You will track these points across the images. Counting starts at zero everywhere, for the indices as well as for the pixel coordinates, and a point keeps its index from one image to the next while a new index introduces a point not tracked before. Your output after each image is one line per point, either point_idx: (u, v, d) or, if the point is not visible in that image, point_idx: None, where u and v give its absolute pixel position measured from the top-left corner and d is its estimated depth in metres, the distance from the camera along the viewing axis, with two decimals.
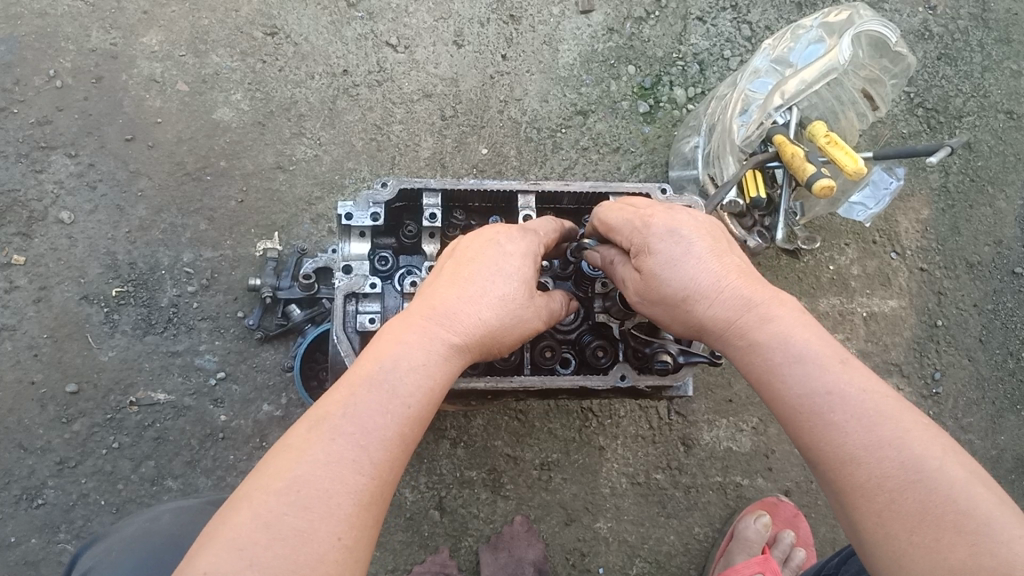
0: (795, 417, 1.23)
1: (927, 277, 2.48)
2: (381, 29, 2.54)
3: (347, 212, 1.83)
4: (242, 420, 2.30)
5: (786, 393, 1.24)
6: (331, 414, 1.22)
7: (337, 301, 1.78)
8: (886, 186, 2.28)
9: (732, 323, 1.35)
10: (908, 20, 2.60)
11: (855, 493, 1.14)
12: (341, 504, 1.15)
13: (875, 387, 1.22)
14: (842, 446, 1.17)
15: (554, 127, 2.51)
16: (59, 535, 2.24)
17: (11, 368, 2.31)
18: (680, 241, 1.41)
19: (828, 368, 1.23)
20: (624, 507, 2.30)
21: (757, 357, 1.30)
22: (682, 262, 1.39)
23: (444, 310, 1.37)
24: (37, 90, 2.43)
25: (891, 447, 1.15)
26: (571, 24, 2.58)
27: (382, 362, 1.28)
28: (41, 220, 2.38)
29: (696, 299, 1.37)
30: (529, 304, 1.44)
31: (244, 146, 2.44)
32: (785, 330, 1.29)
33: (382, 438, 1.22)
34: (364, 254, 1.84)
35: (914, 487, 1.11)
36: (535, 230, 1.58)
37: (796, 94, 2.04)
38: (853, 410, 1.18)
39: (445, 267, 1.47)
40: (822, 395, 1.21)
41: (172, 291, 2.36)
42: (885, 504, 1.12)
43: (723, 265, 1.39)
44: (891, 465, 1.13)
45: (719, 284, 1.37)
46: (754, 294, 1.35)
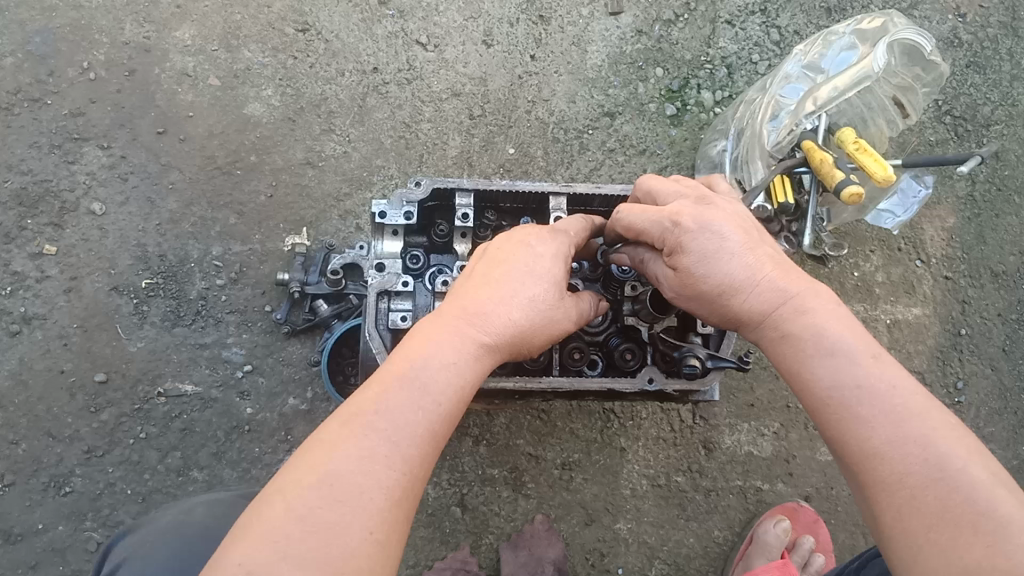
0: (823, 409, 1.25)
1: (952, 285, 2.48)
2: (411, 27, 2.55)
3: (381, 210, 1.85)
4: (268, 413, 2.33)
5: (815, 386, 1.26)
6: (364, 411, 1.23)
7: (370, 298, 1.79)
8: (914, 194, 2.29)
9: (767, 315, 1.36)
10: (938, 27, 2.60)
11: (877, 488, 1.16)
12: (373, 499, 1.16)
13: (905, 384, 1.22)
14: (865, 440, 1.18)
15: (581, 128, 2.51)
16: (86, 523, 2.27)
17: (41, 357, 2.34)
18: (714, 234, 1.39)
19: (858, 361, 1.25)
20: (644, 509, 2.31)
21: (789, 348, 1.32)
22: (716, 255, 1.38)
23: (478, 310, 1.39)
24: (70, 82, 2.45)
25: (915, 443, 1.15)
26: (600, 26, 2.58)
27: (416, 360, 1.30)
28: (72, 211, 2.40)
29: (730, 293, 1.38)
30: (560, 304, 1.46)
31: (274, 141, 2.46)
32: (818, 323, 1.31)
33: (413, 434, 1.23)
34: (396, 253, 1.87)
35: (935, 485, 1.12)
36: (565, 230, 1.59)
37: (829, 101, 2.06)
38: (881, 405, 1.20)
39: (478, 267, 1.48)
40: (851, 388, 1.22)
41: (200, 284, 2.38)
42: (905, 500, 1.13)
43: (757, 256, 1.39)
44: (913, 462, 1.14)
45: (754, 278, 1.37)
46: (789, 286, 1.36)
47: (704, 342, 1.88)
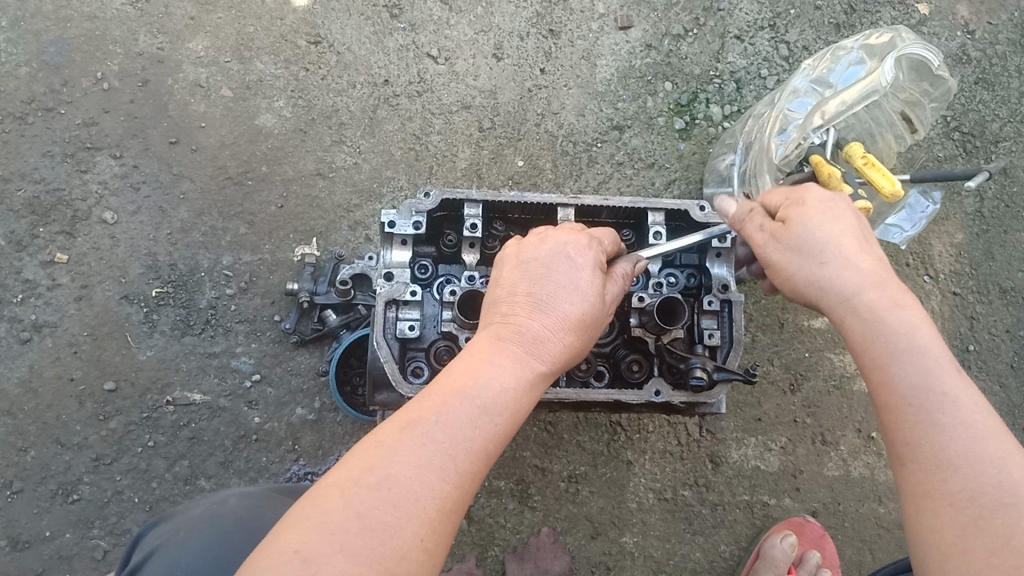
0: (900, 405, 1.22)
1: (960, 301, 2.48)
2: (423, 40, 2.57)
3: (390, 220, 1.85)
4: (275, 423, 2.33)
5: (898, 385, 1.23)
6: (424, 418, 1.23)
7: (378, 306, 1.81)
8: (922, 210, 2.28)
9: (860, 298, 1.32)
10: (946, 43, 2.61)
11: (942, 501, 1.14)
12: (426, 506, 1.15)
13: (987, 406, 1.20)
14: (942, 450, 1.16)
15: (590, 142, 2.52)
16: (93, 531, 2.28)
17: (51, 364, 2.35)
18: (830, 217, 1.40)
19: (948, 370, 1.22)
20: (651, 522, 2.31)
21: (875, 338, 1.28)
22: (835, 229, 1.39)
23: (521, 339, 1.40)
24: (84, 92, 2.48)
25: (990, 463, 1.13)
26: (610, 40, 2.60)
27: (469, 379, 1.31)
28: (84, 220, 2.42)
29: (831, 265, 1.36)
30: (594, 328, 1.48)
31: (285, 152, 2.48)
32: (913, 321, 1.27)
33: (468, 448, 1.23)
34: (405, 262, 1.87)
35: (1004, 509, 1.09)
36: (601, 246, 1.57)
37: (836, 115, 2.06)
38: (963, 419, 1.17)
39: (519, 288, 1.48)
40: (939, 394, 1.20)
41: (210, 294, 2.40)
42: (971, 521, 1.10)
43: (862, 252, 1.37)
44: (985, 482, 1.12)
45: (855, 266, 1.35)
46: (885, 283, 1.34)
47: (711, 355, 1.88)
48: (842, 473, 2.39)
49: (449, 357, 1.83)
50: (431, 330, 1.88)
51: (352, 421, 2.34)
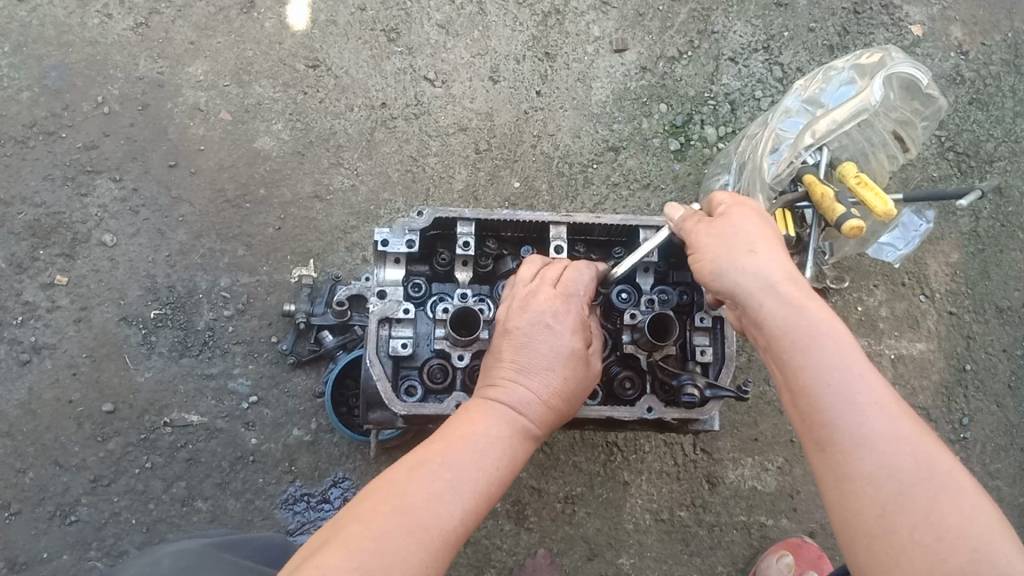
0: (814, 392, 1.23)
1: (956, 320, 2.47)
2: (420, 63, 2.60)
3: (384, 238, 1.87)
4: (272, 444, 2.34)
5: (813, 370, 1.24)
6: (433, 460, 1.33)
7: (371, 325, 1.83)
8: (916, 228, 2.29)
9: (772, 293, 1.36)
10: (940, 64, 2.63)
11: (861, 480, 1.14)
12: (436, 538, 1.22)
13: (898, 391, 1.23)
14: (858, 427, 1.17)
15: (586, 163, 2.54)
16: (90, 552, 2.28)
17: (49, 386, 2.36)
18: (754, 220, 1.50)
19: (859, 358, 1.24)
20: (647, 543, 2.30)
21: (789, 330, 1.30)
22: (751, 230, 1.47)
23: (511, 397, 1.52)
24: (85, 116, 2.51)
25: (905, 440, 1.15)
26: (605, 63, 2.62)
27: (469, 433, 1.41)
28: (84, 242, 2.44)
29: (747, 257, 1.42)
30: (582, 382, 1.60)
31: (283, 175, 2.50)
32: (822, 314, 1.31)
33: (475, 492, 1.33)
34: (398, 280, 1.89)
35: (922, 483, 1.11)
36: (579, 302, 1.66)
37: (827, 134, 2.07)
38: (877, 398, 1.19)
39: (505, 347, 1.59)
40: (852, 375, 1.22)
41: (208, 315, 2.41)
42: (890, 496, 1.12)
43: (781, 252, 1.44)
44: (903, 459, 1.14)
45: (771, 259, 1.41)
46: (798, 281, 1.38)
47: (702, 371, 1.91)
48: None
49: (441, 375, 1.86)
50: (425, 348, 1.91)
51: (349, 442, 2.35)
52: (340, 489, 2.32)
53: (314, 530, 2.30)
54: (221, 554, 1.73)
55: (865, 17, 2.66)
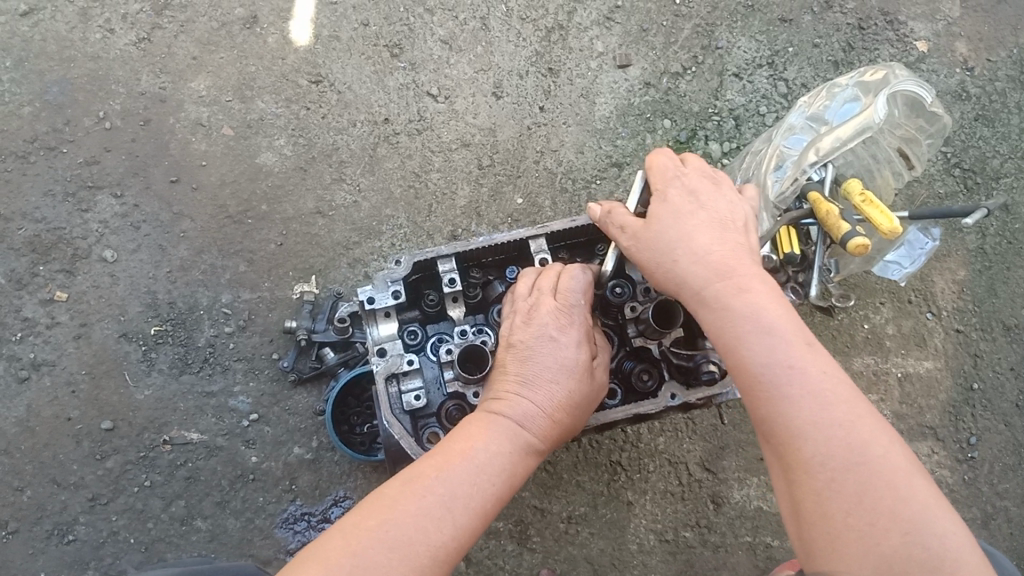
0: (751, 386, 1.24)
1: (963, 338, 2.45)
2: (423, 79, 2.59)
3: (368, 296, 1.85)
4: (272, 462, 2.31)
5: (749, 362, 1.25)
6: (426, 476, 1.31)
7: (379, 385, 1.80)
8: (921, 246, 2.25)
9: (708, 284, 1.35)
10: (946, 80, 2.62)
11: (801, 469, 1.17)
12: (423, 554, 1.21)
13: (835, 371, 1.24)
14: (790, 415, 1.19)
15: (589, 179, 2.52)
16: (88, 572, 2.26)
17: (48, 403, 2.34)
18: (696, 202, 1.48)
19: (793, 345, 1.24)
20: (652, 564, 2.28)
21: (725, 324, 1.30)
22: (691, 215, 1.45)
23: (514, 410, 1.49)
24: (86, 131, 2.50)
25: (838, 426, 1.17)
26: (609, 78, 2.61)
27: (467, 446, 1.39)
28: (84, 258, 2.43)
29: (686, 250, 1.41)
30: (588, 393, 1.57)
31: (285, 191, 2.49)
32: (755, 303, 1.30)
33: (469, 502, 1.31)
34: (393, 333, 1.86)
35: (857, 471, 1.14)
36: (583, 312, 1.64)
37: (831, 151, 2.06)
38: (811, 387, 1.20)
39: (508, 362, 1.58)
40: (783, 367, 1.22)
41: (209, 332, 2.39)
42: (826, 487, 1.14)
43: (727, 235, 1.43)
44: (837, 445, 1.16)
45: (711, 247, 1.40)
46: (735, 264, 1.37)
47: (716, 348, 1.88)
48: None
49: (462, 415, 1.84)
50: (437, 393, 1.90)
51: (349, 461, 2.32)
52: (341, 509, 2.30)
53: None
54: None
55: (870, 33, 2.65)
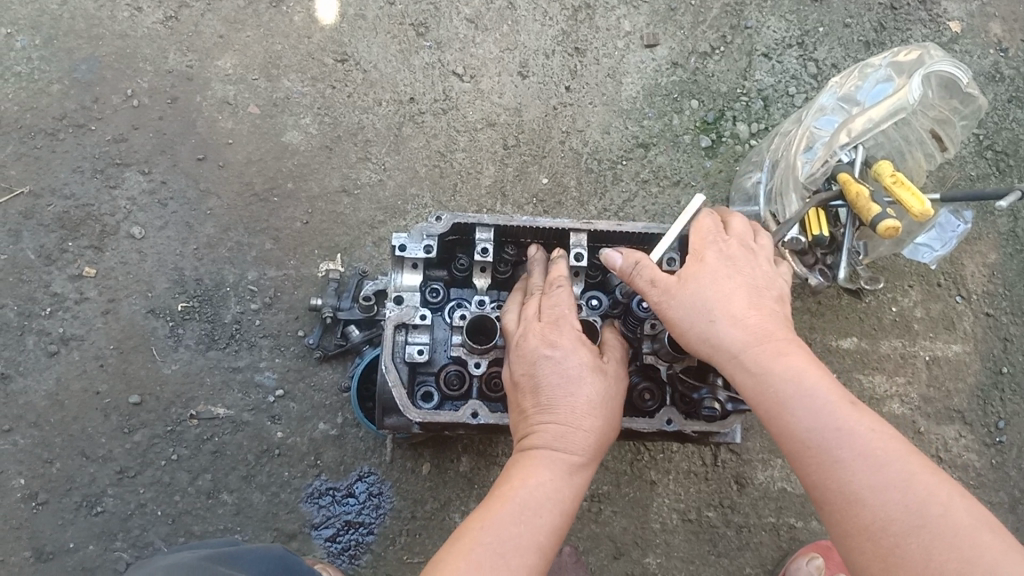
0: (804, 455, 1.30)
1: (993, 322, 2.43)
2: (448, 58, 2.58)
3: (402, 243, 1.95)
4: (298, 437, 2.34)
5: (797, 431, 1.31)
6: (475, 534, 1.40)
7: (388, 331, 1.91)
8: (953, 229, 2.26)
9: (747, 348, 1.42)
10: (979, 62, 2.59)
11: (862, 534, 1.20)
12: None
13: (886, 432, 1.27)
14: (845, 483, 1.24)
15: (615, 159, 2.51)
16: (116, 543, 2.29)
17: (77, 377, 2.37)
18: (729, 265, 1.55)
19: (837, 410, 1.30)
20: (675, 544, 2.28)
21: (766, 390, 1.37)
22: (724, 277, 1.52)
23: (547, 438, 1.59)
24: (114, 109, 2.52)
25: (895, 488, 1.20)
26: (636, 58, 2.59)
27: (511, 492, 1.49)
28: (112, 234, 2.45)
29: (718, 315, 1.46)
30: (611, 394, 1.68)
31: (311, 169, 2.49)
32: (796, 368, 1.36)
33: (525, 549, 1.40)
34: (415, 285, 1.98)
35: (917, 532, 1.16)
36: (573, 325, 1.74)
37: (863, 133, 2.04)
38: (859, 449, 1.25)
39: (523, 391, 1.67)
40: (830, 431, 1.28)
41: (235, 308, 2.41)
42: (889, 548, 1.17)
43: (759, 297, 1.50)
44: (894, 507, 1.19)
45: (745, 311, 1.46)
46: (773, 330, 1.44)
47: (724, 383, 1.95)
48: None
49: (458, 382, 1.95)
50: (441, 354, 2.00)
51: (374, 437, 2.34)
52: (366, 484, 2.32)
53: (338, 524, 2.30)
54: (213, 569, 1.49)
55: (902, 13, 2.62)
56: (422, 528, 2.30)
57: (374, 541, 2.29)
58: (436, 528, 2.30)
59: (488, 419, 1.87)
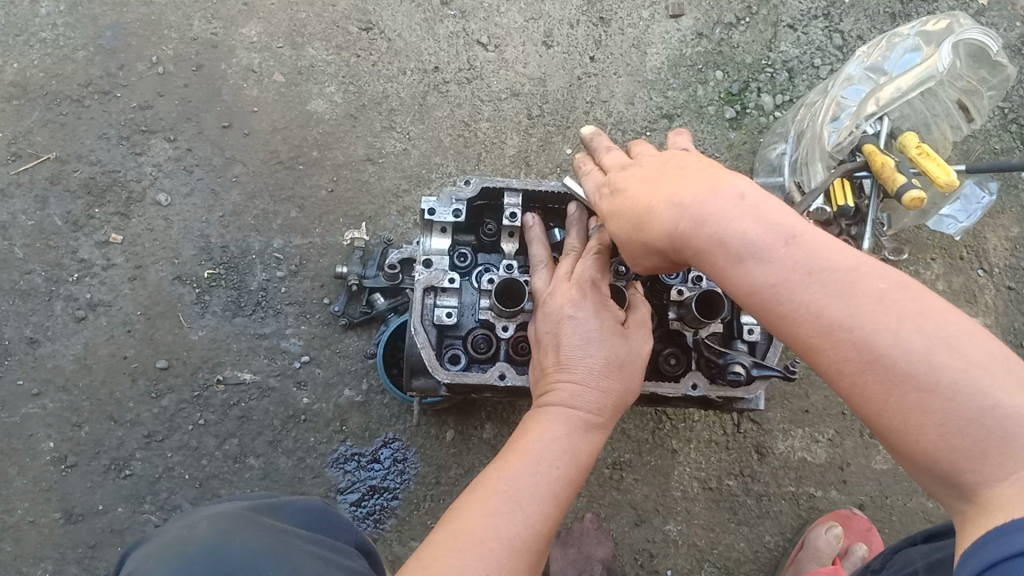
0: (755, 310, 1.16)
1: (1015, 296, 2.44)
2: (473, 28, 2.58)
3: (431, 207, 1.98)
4: (324, 404, 2.37)
5: (740, 293, 1.17)
6: (494, 481, 1.44)
7: (418, 293, 1.94)
8: (977, 200, 2.31)
9: (671, 238, 1.26)
10: (1005, 34, 2.58)
11: (826, 378, 1.10)
12: (496, 553, 1.32)
13: (822, 260, 1.11)
14: (798, 335, 1.11)
15: (639, 130, 2.52)
16: (144, 506, 2.32)
17: (105, 342, 2.39)
18: (628, 185, 1.44)
19: (769, 260, 1.13)
20: (695, 511, 2.31)
21: (703, 261, 1.22)
22: (628, 200, 1.40)
23: (564, 397, 1.63)
24: (139, 76, 2.53)
25: (841, 328, 1.06)
26: (661, 28, 2.59)
27: (528, 445, 1.53)
28: (139, 201, 2.47)
29: (644, 230, 1.32)
30: (632, 359, 1.69)
31: (336, 137, 2.50)
32: (717, 225, 1.19)
33: (540, 499, 1.43)
34: (444, 249, 2.01)
35: (870, 369, 1.03)
36: (597, 285, 1.74)
37: (891, 102, 2.05)
38: (801, 298, 1.10)
39: (546, 349, 1.70)
40: (768, 287, 1.13)
41: (261, 276, 2.43)
42: (853, 389, 1.06)
43: (666, 181, 1.34)
44: (846, 348, 1.06)
45: (661, 197, 1.30)
46: (690, 198, 1.24)
47: (750, 349, 1.97)
48: (890, 467, 2.39)
49: (486, 345, 1.98)
50: (468, 318, 2.01)
51: (399, 404, 2.37)
52: (391, 450, 2.35)
53: (363, 489, 2.33)
54: (258, 519, 1.59)
55: None
56: (447, 494, 2.33)
57: (399, 506, 2.33)
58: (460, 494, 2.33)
59: (515, 380, 1.90)
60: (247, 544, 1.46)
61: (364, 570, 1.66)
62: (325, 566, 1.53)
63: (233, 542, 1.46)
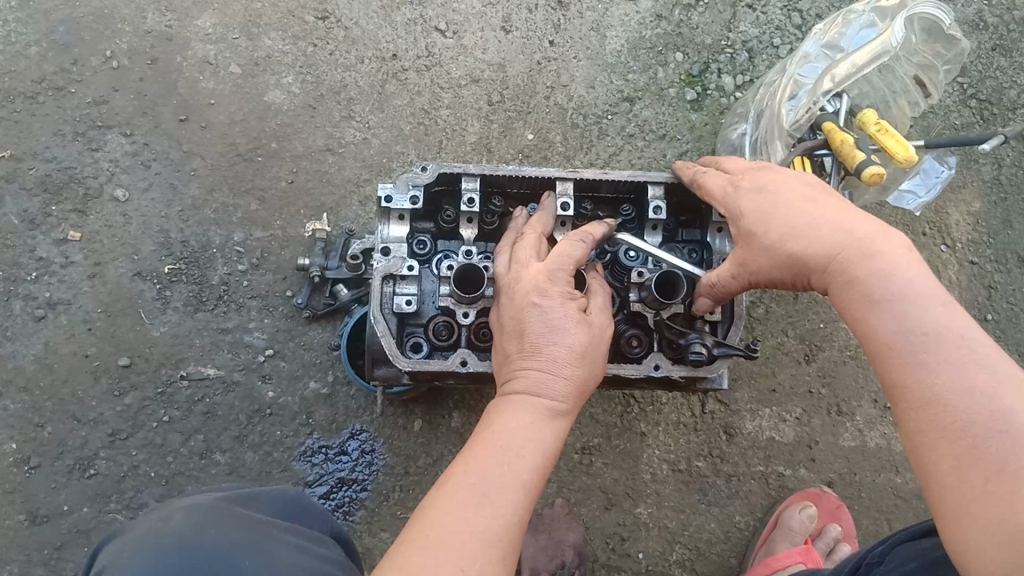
0: (886, 353, 1.28)
1: (978, 270, 2.46)
2: (430, 14, 2.57)
3: (387, 194, 1.96)
4: (290, 397, 2.35)
5: (882, 330, 1.29)
6: (459, 474, 1.42)
7: (376, 282, 1.93)
8: (937, 175, 2.31)
9: (838, 254, 1.41)
10: (963, 9, 2.57)
11: (935, 433, 1.18)
12: (465, 545, 1.30)
13: (969, 331, 1.23)
14: (927, 385, 1.21)
15: (600, 114, 2.51)
16: (110, 505, 2.29)
17: (65, 341, 2.36)
18: (766, 195, 1.56)
19: (929, 309, 1.27)
20: (665, 493, 2.31)
21: (853, 289, 1.36)
22: (770, 213, 1.53)
23: (528, 385, 1.62)
24: (93, 71, 2.48)
25: (980, 394, 1.16)
26: (620, 11, 2.58)
27: (493, 435, 1.52)
28: (96, 198, 2.43)
29: (794, 237, 1.47)
30: (595, 344, 1.69)
31: (294, 128, 2.48)
32: (887, 267, 1.34)
33: (508, 489, 1.41)
34: (402, 237, 1.98)
35: (998, 437, 1.12)
36: (565, 270, 1.74)
37: (847, 77, 2.06)
38: (946, 353, 1.21)
39: (509, 336, 1.69)
40: (915, 334, 1.25)
41: (222, 270, 2.40)
42: (964, 450, 1.14)
43: (821, 203, 1.50)
44: (978, 412, 1.15)
45: (819, 214, 1.47)
46: (854, 229, 1.42)
47: (712, 329, 1.98)
48: (858, 444, 2.39)
49: (447, 332, 1.97)
50: (429, 305, 2.01)
51: (365, 395, 2.36)
52: (358, 442, 2.34)
53: (332, 482, 2.32)
54: (232, 510, 1.57)
55: None
56: (416, 483, 2.32)
57: (368, 497, 2.31)
58: (430, 483, 2.33)
59: (477, 367, 1.89)
60: (221, 538, 1.45)
61: (339, 559, 1.66)
62: (301, 556, 1.53)
63: (207, 537, 1.44)
